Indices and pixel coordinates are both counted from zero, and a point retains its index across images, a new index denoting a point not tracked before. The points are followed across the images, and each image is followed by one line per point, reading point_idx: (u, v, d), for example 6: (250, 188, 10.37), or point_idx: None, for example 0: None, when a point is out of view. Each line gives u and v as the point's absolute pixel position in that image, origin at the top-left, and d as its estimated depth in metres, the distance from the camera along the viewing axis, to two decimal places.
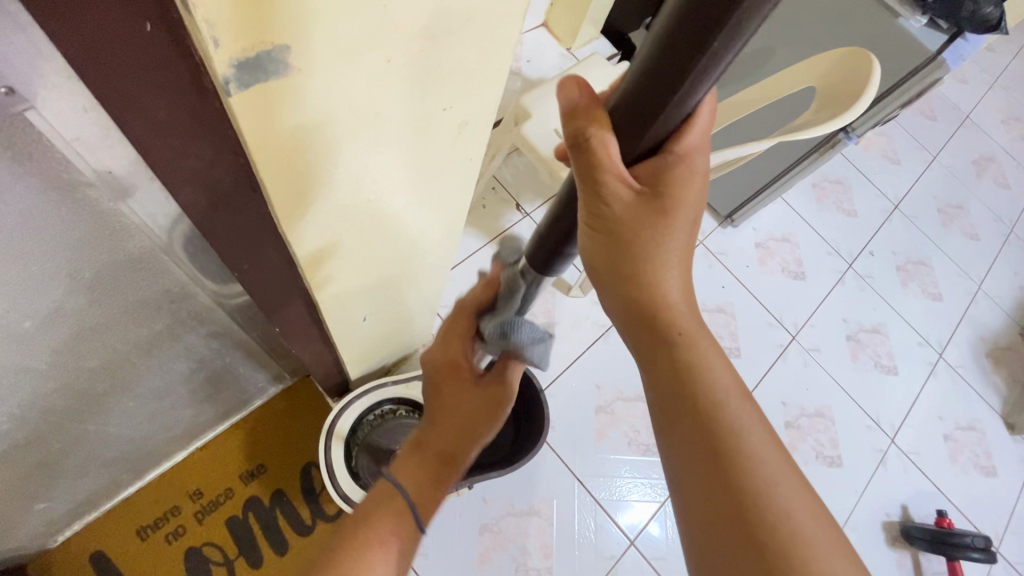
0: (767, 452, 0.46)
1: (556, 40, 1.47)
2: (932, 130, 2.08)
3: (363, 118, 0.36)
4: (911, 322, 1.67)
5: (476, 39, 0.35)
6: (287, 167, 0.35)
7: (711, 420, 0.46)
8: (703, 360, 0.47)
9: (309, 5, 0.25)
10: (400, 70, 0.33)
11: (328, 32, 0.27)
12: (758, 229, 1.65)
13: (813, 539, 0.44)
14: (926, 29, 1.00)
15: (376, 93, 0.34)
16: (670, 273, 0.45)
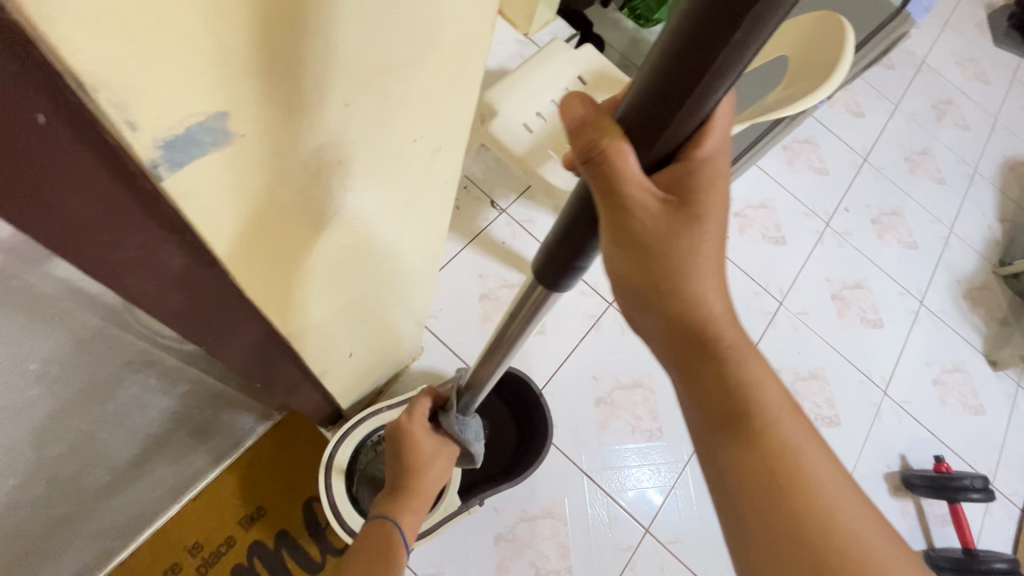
0: (815, 462, 0.45)
1: (513, 26, 1.41)
2: (891, 79, 2.09)
3: (325, 166, 0.31)
4: (891, 273, 1.69)
5: (443, 67, 0.31)
6: (242, 230, 0.30)
7: (766, 439, 0.44)
8: (752, 373, 0.44)
9: (239, 60, 0.20)
10: (361, 112, 0.29)
11: (271, 87, 0.23)
12: (735, 198, 1.64)
13: (875, 551, 0.44)
14: None
15: (335, 140, 0.30)
16: (710, 289, 0.41)
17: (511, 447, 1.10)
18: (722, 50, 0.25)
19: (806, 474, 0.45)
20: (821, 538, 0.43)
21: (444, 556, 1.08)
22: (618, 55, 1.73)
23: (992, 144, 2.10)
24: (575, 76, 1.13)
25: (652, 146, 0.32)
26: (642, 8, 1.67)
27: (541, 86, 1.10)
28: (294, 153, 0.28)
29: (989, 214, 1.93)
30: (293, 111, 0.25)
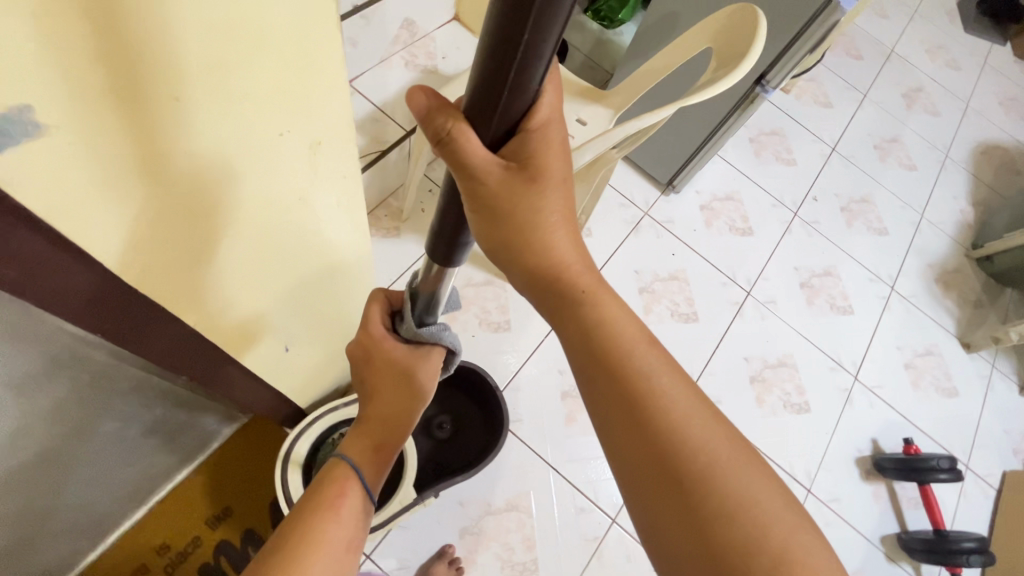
0: (679, 392, 0.49)
1: (470, 32, 1.45)
2: (860, 69, 2.11)
3: (171, 156, 0.35)
4: (861, 259, 1.70)
5: (288, 68, 0.35)
6: (92, 215, 0.34)
7: (625, 372, 0.49)
8: (609, 312, 0.50)
9: (29, 63, 0.25)
10: (195, 106, 0.33)
11: (72, 83, 0.27)
12: (701, 191, 1.66)
13: (730, 466, 0.47)
14: None
15: (174, 134, 0.34)
16: (556, 236, 0.46)
17: (473, 445, 1.11)
18: (524, 37, 0.31)
19: (667, 406, 0.48)
20: (677, 460, 0.47)
21: (410, 551, 1.10)
22: (582, 57, 1.82)
23: (963, 129, 2.11)
24: None
25: (490, 122, 0.36)
26: (606, 9, 1.74)
27: None
28: (127, 143, 0.32)
29: (961, 199, 1.94)
30: (115, 102, 0.29)
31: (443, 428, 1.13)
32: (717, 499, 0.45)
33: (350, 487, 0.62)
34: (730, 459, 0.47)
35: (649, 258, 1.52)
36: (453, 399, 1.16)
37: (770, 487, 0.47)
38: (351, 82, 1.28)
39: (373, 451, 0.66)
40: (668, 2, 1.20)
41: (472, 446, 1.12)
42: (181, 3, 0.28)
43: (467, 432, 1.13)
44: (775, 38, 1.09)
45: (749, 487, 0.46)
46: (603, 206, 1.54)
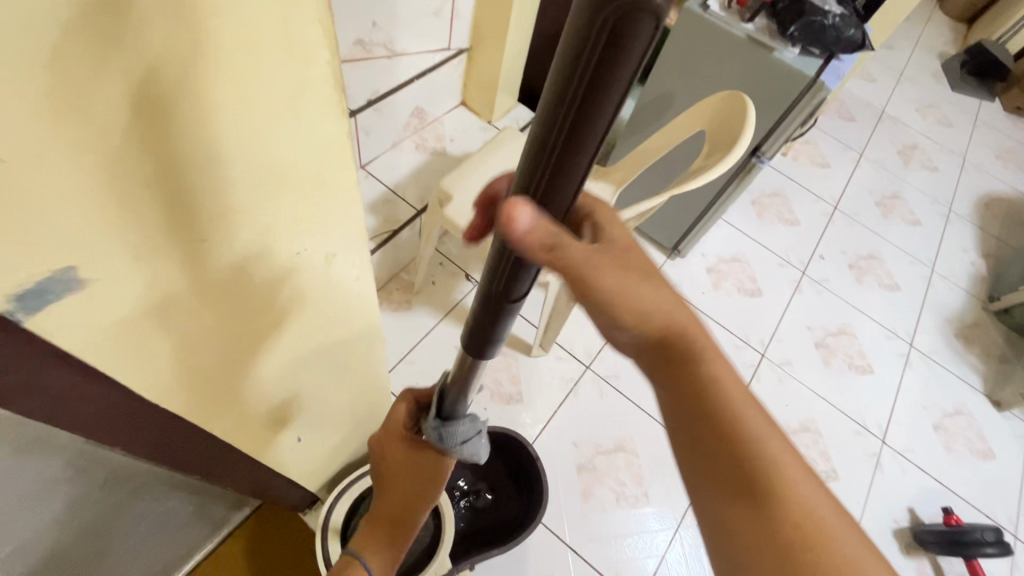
0: (794, 471, 0.41)
1: (477, 115, 1.55)
2: (853, 130, 2.18)
3: (199, 288, 0.38)
4: (875, 316, 1.68)
5: (295, 189, 0.38)
6: (123, 349, 0.37)
7: (737, 450, 0.41)
8: (723, 375, 0.42)
9: (78, 231, 0.28)
10: (219, 242, 0.36)
11: (114, 242, 0.30)
12: (707, 254, 1.68)
13: (860, 571, 0.39)
14: (800, 58, 1.07)
15: (200, 269, 0.37)
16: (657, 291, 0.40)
17: (511, 509, 1.07)
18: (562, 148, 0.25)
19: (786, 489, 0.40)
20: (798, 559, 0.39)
21: None
22: None
23: (963, 183, 2.14)
24: None
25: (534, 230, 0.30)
26: None
27: (496, 168, 1.19)
28: (160, 284, 0.35)
29: (970, 251, 1.94)
30: (141, 243, 0.32)
31: (481, 496, 1.10)
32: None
33: None
34: (858, 553, 0.40)
35: None
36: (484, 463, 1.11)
37: None
38: (364, 166, 1.36)
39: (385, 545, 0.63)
40: (661, 84, 1.26)
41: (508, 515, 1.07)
42: (208, 169, 0.31)
43: (503, 499, 1.09)
44: (765, 115, 1.15)
45: None
46: None
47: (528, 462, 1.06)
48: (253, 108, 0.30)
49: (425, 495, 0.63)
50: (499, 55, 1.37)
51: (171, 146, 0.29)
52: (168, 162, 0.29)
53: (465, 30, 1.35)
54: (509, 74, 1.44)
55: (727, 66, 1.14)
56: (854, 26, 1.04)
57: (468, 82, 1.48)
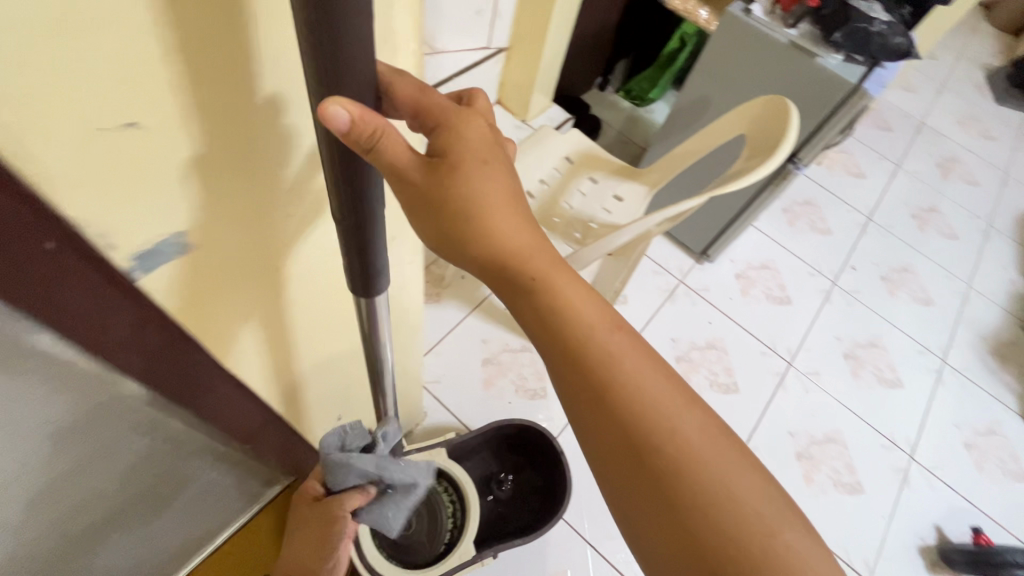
0: (670, 400, 0.44)
1: (511, 114, 1.57)
2: (890, 140, 2.14)
3: (279, 263, 0.44)
4: (906, 330, 1.65)
5: None
6: (207, 313, 0.41)
7: (618, 390, 0.43)
8: (590, 323, 0.45)
9: (200, 202, 0.34)
10: (299, 217, 0.43)
11: (222, 212, 0.36)
12: (735, 260, 1.67)
13: (739, 490, 0.42)
14: (843, 65, 1.06)
15: (284, 243, 0.43)
16: (506, 228, 0.43)
17: (527, 514, 1.08)
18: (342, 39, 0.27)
19: (661, 414, 0.43)
20: (674, 491, 0.42)
21: None
22: (615, 132, 1.86)
23: (1004, 199, 2.09)
24: (562, 156, 1.23)
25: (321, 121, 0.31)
26: (637, 90, 1.88)
27: (532, 166, 1.20)
28: (245, 257, 0.41)
29: (1010, 268, 1.89)
30: (245, 206, 0.37)
31: (504, 486, 1.11)
32: (716, 518, 0.41)
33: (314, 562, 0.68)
34: (728, 474, 0.43)
35: (687, 327, 1.52)
36: (513, 458, 1.14)
37: (784, 516, 0.42)
38: None
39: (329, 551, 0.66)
40: (697, 88, 1.27)
41: (528, 507, 1.09)
42: (303, 150, 0.38)
43: (523, 490, 1.11)
44: (805, 122, 1.14)
45: (763, 515, 0.41)
46: (638, 275, 1.57)
47: (552, 459, 1.08)
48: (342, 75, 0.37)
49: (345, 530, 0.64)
50: (538, 56, 1.39)
51: (286, 130, 0.36)
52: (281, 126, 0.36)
53: (506, 31, 1.37)
54: (547, 72, 1.46)
55: (767, 70, 1.14)
56: (901, 35, 1.04)
57: (504, 81, 1.51)
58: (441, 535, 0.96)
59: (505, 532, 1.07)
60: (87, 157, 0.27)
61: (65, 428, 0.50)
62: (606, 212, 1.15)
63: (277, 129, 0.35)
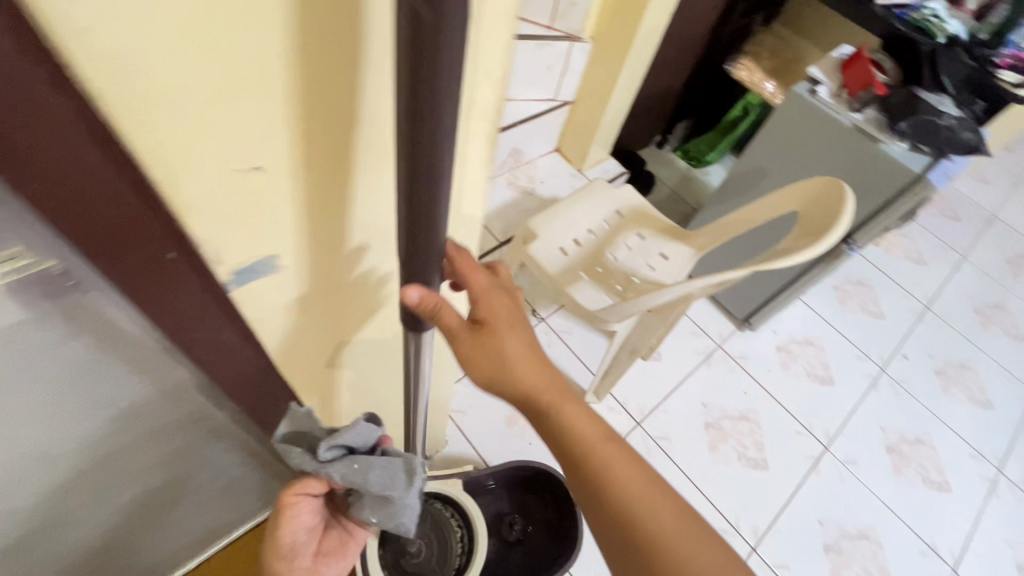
0: (623, 465, 0.54)
1: (568, 162, 1.62)
2: (957, 230, 2.07)
3: (353, 289, 0.49)
4: (959, 431, 1.55)
5: (450, 204, 0.48)
6: (279, 325, 0.46)
7: (592, 470, 0.54)
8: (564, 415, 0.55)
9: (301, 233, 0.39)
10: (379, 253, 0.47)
11: (317, 243, 0.41)
12: (778, 331, 1.63)
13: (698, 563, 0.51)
14: (908, 153, 1.06)
15: (359, 273, 0.48)
16: (522, 371, 0.54)
17: (534, 557, 1.07)
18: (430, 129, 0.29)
19: (618, 480, 0.54)
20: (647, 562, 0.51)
21: None
22: (668, 189, 1.89)
23: None
24: (613, 209, 1.26)
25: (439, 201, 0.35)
26: (694, 151, 1.91)
27: (582, 215, 1.24)
28: (327, 282, 0.46)
29: None
30: (338, 239, 0.42)
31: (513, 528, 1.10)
32: None
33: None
34: (671, 517, 0.53)
35: (720, 393, 1.48)
36: (526, 500, 1.14)
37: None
38: None
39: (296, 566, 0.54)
40: (754, 159, 1.28)
41: (534, 552, 1.08)
42: (394, 198, 0.42)
43: (533, 531, 1.10)
44: (862, 204, 1.13)
45: None
46: (675, 333, 1.56)
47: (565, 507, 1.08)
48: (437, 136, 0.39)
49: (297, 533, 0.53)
50: (600, 111, 1.45)
51: (383, 181, 0.40)
52: (373, 173, 0.38)
53: (573, 85, 1.45)
54: (608, 127, 1.52)
55: (828, 150, 1.14)
56: (970, 129, 1.04)
57: (565, 131, 1.57)
58: (447, 562, 0.95)
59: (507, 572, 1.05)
60: (218, 192, 0.31)
61: (130, 406, 0.55)
62: (650, 268, 1.16)
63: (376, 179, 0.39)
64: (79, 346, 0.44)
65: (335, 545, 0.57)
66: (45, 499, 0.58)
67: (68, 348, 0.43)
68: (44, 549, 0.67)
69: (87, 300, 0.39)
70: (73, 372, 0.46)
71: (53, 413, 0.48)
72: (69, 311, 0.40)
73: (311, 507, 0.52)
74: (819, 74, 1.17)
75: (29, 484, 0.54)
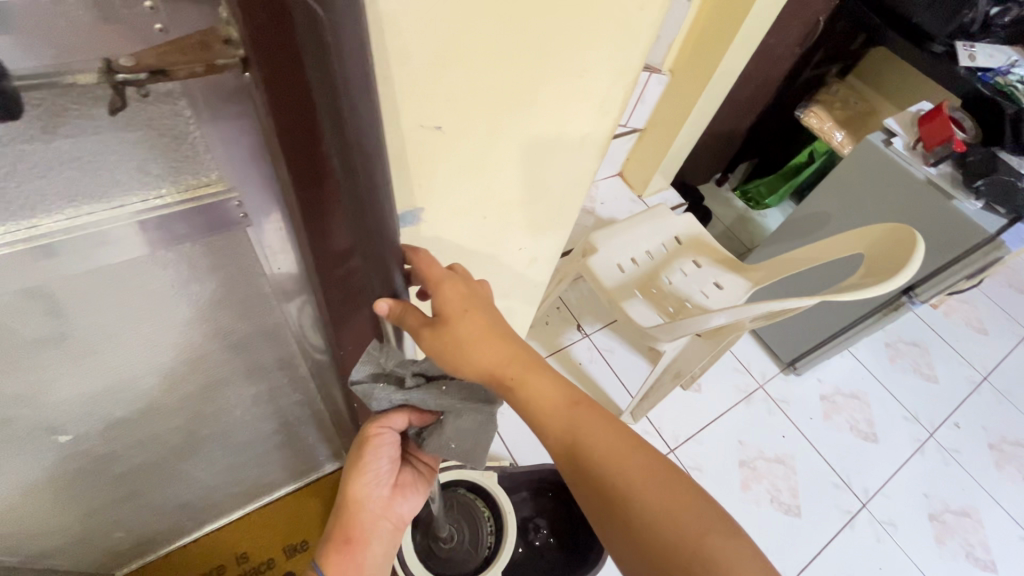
0: (623, 454, 0.52)
1: (629, 187, 1.67)
2: (1022, 303, 1.99)
3: (457, 250, 0.57)
4: (1009, 511, 1.48)
5: (553, 186, 0.55)
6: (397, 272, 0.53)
7: (581, 457, 0.52)
8: (537, 398, 0.53)
9: (434, 190, 0.47)
10: (486, 218, 0.55)
11: (443, 201, 0.49)
12: (824, 380, 1.60)
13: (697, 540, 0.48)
14: (982, 212, 1.06)
15: (465, 234, 0.56)
16: (488, 354, 0.52)
17: (560, 564, 1.09)
18: None
19: (608, 465, 0.52)
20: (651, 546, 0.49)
21: None
22: (723, 226, 1.91)
23: None
24: (671, 235, 1.30)
25: None
26: (754, 192, 1.91)
27: (641, 237, 1.28)
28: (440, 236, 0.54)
29: None
30: (460, 199, 0.50)
31: (539, 533, 1.13)
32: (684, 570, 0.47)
33: (370, 504, 0.67)
34: (666, 500, 0.50)
35: (758, 433, 1.46)
36: (554, 506, 1.15)
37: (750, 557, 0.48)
38: None
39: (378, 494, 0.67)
40: (819, 203, 1.30)
41: (561, 558, 1.10)
42: (512, 171, 0.50)
43: (561, 536, 1.12)
44: (929, 258, 1.13)
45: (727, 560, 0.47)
46: (717, 367, 1.56)
47: None
48: (567, 124, 0.47)
49: (376, 466, 0.66)
50: (668, 142, 1.50)
51: (509, 154, 0.47)
52: (506, 145, 0.46)
53: (645, 115, 1.50)
54: (673, 157, 1.56)
55: (897, 201, 1.15)
56: None
57: (630, 157, 1.63)
58: (474, 553, 0.98)
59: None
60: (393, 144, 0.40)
61: (241, 341, 0.62)
62: (703, 296, 1.18)
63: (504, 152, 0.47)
64: (224, 275, 0.51)
65: (410, 479, 0.71)
66: (149, 415, 0.65)
67: (212, 277, 0.50)
68: (133, 466, 0.74)
69: (248, 230, 0.46)
70: (212, 298, 0.53)
71: (185, 333, 0.55)
72: (230, 239, 0.47)
73: (393, 439, 0.66)
74: (895, 126, 1.18)
75: (140, 399, 0.61)
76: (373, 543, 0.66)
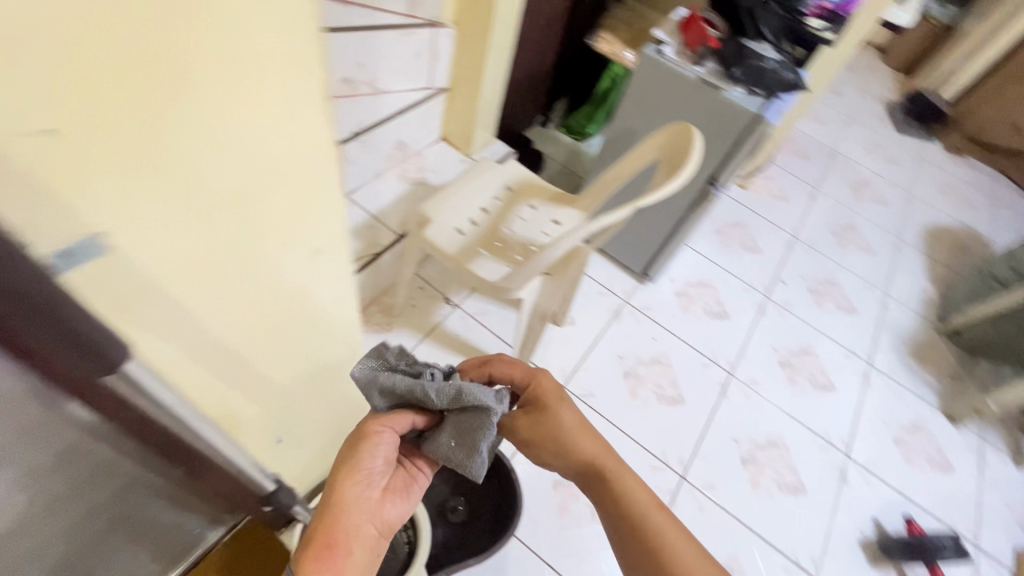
0: (647, 502, 0.62)
1: (456, 148, 1.64)
2: (809, 166, 2.34)
3: (196, 276, 0.45)
4: (835, 337, 1.77)
5: (291, 168, 0.45)
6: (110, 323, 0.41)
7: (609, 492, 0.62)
8: (579, 443, 0.64)
9: (94, 207, 0.34)
10: (215, 227, 0.43)
11: (125, 219, 0.37)
12: (675, 279, 1.76)
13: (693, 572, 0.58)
14: (745, 97, 1.19)
15: (198, 254, 0.44)
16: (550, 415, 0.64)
17: (484, 530, 1.10)
18: None
19: (633, 507, 0.61)
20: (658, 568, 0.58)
21: None
22: (557, 164, 1.97)
23: (911, 215, 2.30)
24: (501, 186, 1.30)
25: None
26: (575, 125, 2.01)
27: (472, 195, 1.27)
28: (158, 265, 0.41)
29: (922, 277, 2.06)
30: (152, 211, 0.38)
31: (457, 511, 1.11)
32: None
33: (352, 515, 0.55)
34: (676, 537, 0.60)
35: (633, 343, 1.58)
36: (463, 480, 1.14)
37: None
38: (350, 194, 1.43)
39: (371, 500, 0.57)
40: (622, 121, 1.38)
41: (484, 525, 1.10)
42: (211, 160, 0.39)
43: (478, 504, 1.12)
44: (718, 147, 1.26)
45: None
46: (584, 297, 1.64)
47: (501, 474, 1.10)
48: (258, 88, 0.37)
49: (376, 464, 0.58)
50: (476, 95, 1.49)
51: (188, 139, 0.36)
52: (177, 130, 0.35)
53: (445, 72, 1.46)
54: (487, 108, 1.55)
55: (680, 102, 1.26)
56: (789, 70, 1.19)
57: (447, 118, 1.59)
58: (394, 556, 0.95)
59: (462, 555, 1.06)
60: None
61: None
62: (544, 235, 1.21)
63: (178, 138, 0.36)
64: None
65: (402, 484, 0.61)
66: None
67: None
68: None
69: None
70: None
71: None
72: None
73: (392, 438, 0.59)
74: (662, 36, 1.27)
75: None
76: (356, 551, 0.54)
